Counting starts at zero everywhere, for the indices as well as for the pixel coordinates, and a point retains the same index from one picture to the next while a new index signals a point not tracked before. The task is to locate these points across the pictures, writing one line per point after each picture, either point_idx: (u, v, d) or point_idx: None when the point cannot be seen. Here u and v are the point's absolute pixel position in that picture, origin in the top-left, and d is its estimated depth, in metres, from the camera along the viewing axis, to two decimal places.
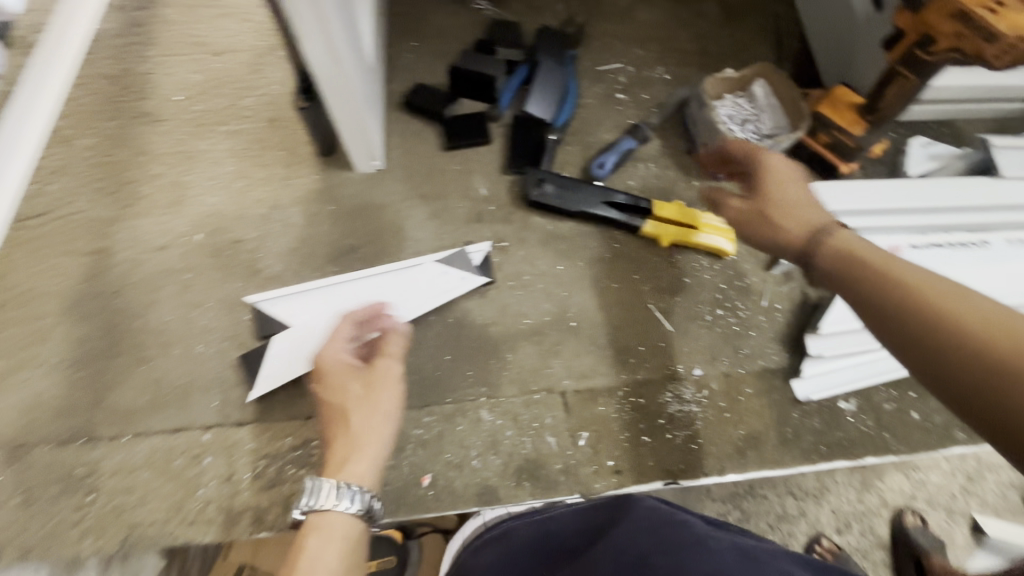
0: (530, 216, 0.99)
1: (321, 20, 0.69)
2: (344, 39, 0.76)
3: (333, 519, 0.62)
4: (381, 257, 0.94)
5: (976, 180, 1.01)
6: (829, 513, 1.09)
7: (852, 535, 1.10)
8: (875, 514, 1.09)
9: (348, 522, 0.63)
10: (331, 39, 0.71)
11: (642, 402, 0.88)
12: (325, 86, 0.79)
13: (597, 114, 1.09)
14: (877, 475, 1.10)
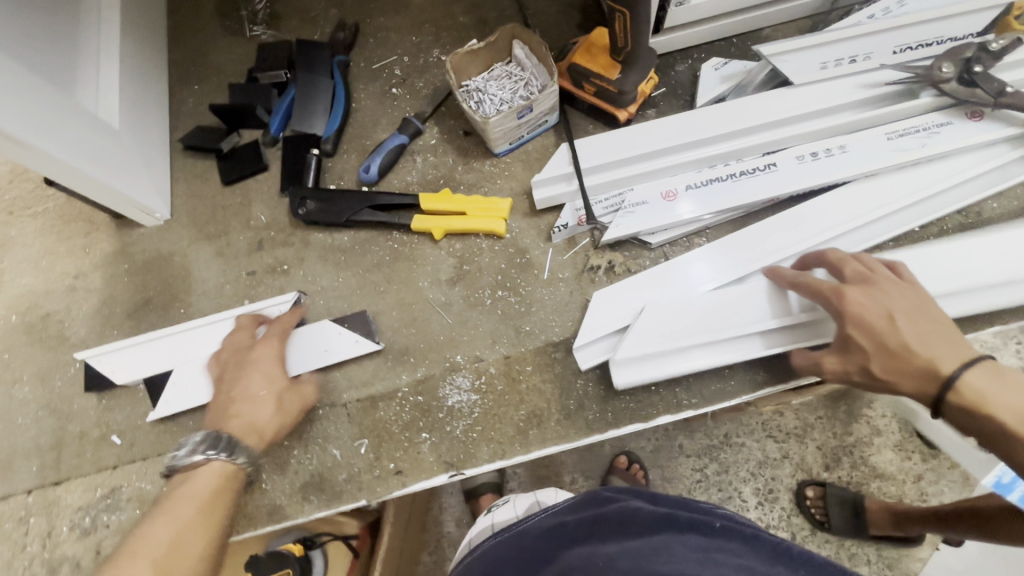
0: (309, 234, 1.00)
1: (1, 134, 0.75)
2: (25, 122, 0.78)
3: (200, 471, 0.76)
4: (172, 304, 0.99)
5: (763, 96, 0.93)
6: (813, 450, 1.35)
7: (844, 469, 1.34)
8: (865, 443, 1.34)
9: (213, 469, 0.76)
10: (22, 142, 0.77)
11: (421, 400, 0.89)
12: (54, 175, 0.86)
13: (373, 114, 1.07)
14: (863, 407, 1.34)
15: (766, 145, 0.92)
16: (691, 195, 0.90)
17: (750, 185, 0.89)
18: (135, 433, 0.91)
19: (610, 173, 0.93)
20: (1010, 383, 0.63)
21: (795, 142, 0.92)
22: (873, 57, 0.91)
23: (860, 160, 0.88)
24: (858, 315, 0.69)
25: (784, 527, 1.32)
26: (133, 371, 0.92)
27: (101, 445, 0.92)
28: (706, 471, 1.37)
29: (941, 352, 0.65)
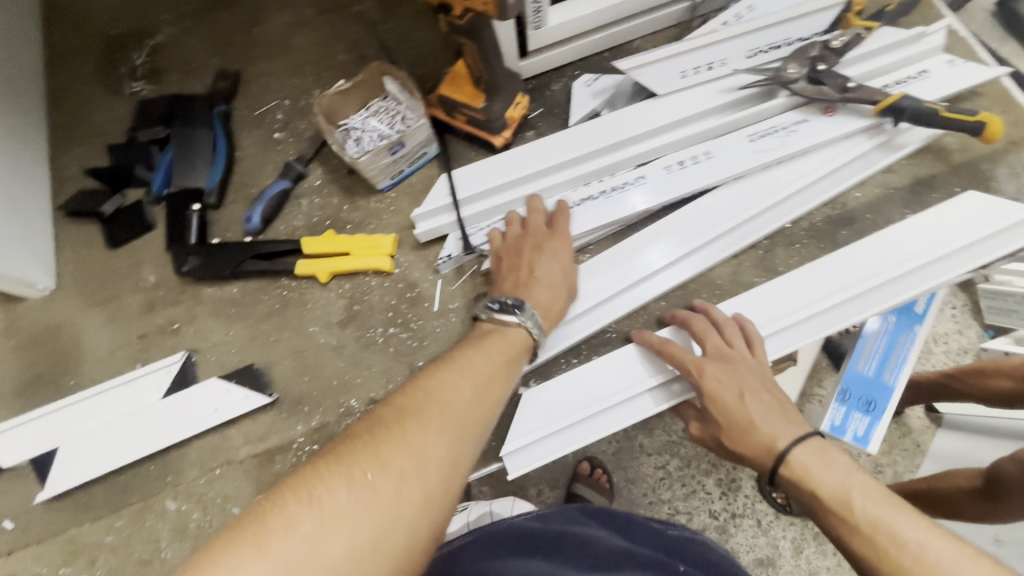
0: (198, 290, 0.99)
1: None
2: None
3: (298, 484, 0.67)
4: (62, 376, 0.97)
5: (629, 109, 0.95)
6: None
7: None
8: None
9: None
10: None
11: (318, 448, 0.88)
12: None
13: (257, 161, 1.07)
14: None
15: (637, 158, 0.94)
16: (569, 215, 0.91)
17: (624, 198, 0.90)
18: (28, 516, 0.88)
19: (490, 201, 0.94)
20: (836, 463, 0.67)
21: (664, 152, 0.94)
22: (729, 62, 0.94)
23: (726, 164, 0.90)
24: (714, 389, 0.73)
25: (750, 514, 1.39)
26: (20, 451, 0.89)
27: None
28: (668, 468, 1.42)
29: (770, 426, 0.70)
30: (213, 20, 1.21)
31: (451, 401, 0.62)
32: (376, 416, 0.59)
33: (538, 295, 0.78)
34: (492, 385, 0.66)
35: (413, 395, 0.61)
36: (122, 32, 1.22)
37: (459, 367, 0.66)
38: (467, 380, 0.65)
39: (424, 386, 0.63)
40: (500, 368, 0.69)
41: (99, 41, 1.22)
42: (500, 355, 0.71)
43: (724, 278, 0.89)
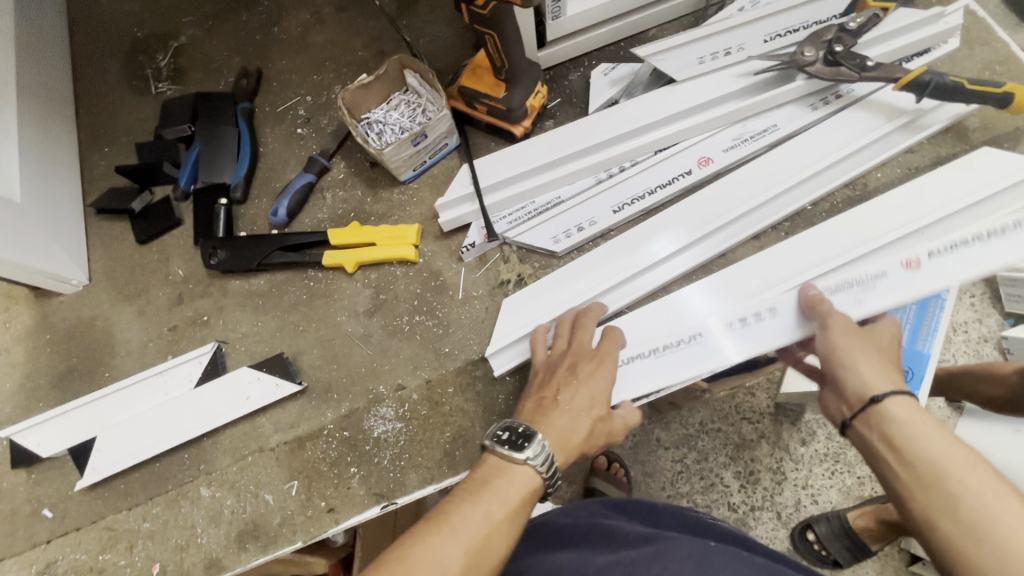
0: (226, 282, 1.01)
1: None
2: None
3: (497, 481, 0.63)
4: (96, 368, 0.99)
5: (648, 96, 0.96)
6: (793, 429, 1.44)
7: (821, 442, 1.44)
8: None
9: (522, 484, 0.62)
10: None
11: (347, 435, 0.89)
12: None
13: (281, 156, 1.09)
14: None
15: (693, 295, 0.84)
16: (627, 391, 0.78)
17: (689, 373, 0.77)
18: (67, 505, 0.91)
19: (511, 188, 0.96)
20: (961, 452, 0.52)
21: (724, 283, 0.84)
22: (746, 48, 0.94)
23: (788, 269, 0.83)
24: (833, 338, 0.63)
25: (769, 507, 1.41)
26: (61, 442, 0.92)
27: (33, 521, 0.91)
28: (685, 462, 1.45)
29: (875, 379, 0.58)
30: (235, 21, 1.23)
31: (450, 557, 0.54)
32: (389, 557, 0.54)
33: (552, 429, 0.67)
34: (507, 535, 0.58)
35: (426, 537, 0.55)
36: (146, 34, 1.25)
37: (482, 492, 0.60)
38: (482, 518, 0.58)
39: (440, 519, 0.57)
40: (515, 512, 0.59)
41: (123, 44, 1.25)
42: (517, 494, 0.61)
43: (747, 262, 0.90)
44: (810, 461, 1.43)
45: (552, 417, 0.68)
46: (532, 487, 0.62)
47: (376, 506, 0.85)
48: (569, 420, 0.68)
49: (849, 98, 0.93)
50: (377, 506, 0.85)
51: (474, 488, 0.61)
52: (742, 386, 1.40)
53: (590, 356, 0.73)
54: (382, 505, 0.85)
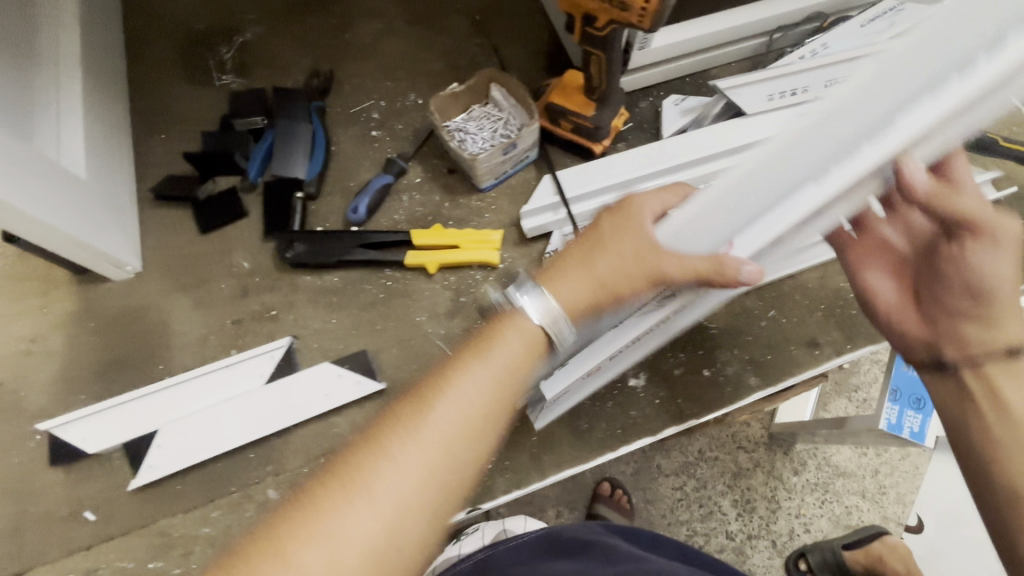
0: (296, 277, 0.98)
1: None
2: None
3: (503, 336, 0.56)
4: (149, 360, 0.93)
5: (719, 126, 1.04)
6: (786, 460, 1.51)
7: (812, 471, 1.51)
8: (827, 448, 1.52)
9: (526, 330, 0.57)
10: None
11: None
12: (24, 232, 0.81)
13: (354, 156, 1.09)
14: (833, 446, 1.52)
15: (760, 181, 0.57)
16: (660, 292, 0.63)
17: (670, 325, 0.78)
18: (114, 506, 0.83)
19: (593, 198, 0.99)
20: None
21: (800, 152, 0.53)
22: (810, 90, 1.03)
23: (867, 102, 0.49)
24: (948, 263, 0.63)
25: (765, 536, 1.47)
26: (111, 438, 0.85)
27: (72, 523, 0.83)
28: (685, 489, 1.48)
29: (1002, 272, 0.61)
30: (304, 22, 1.23)
31: (452, 420, 0.50)
32: (376, 426, 0.50)
33: (562, 294, 0.59)
34: (498, 401, 0.53)
35: (407, 411, 0.51)
36: (208, 25, 1.23)
37: (473, 355, 0.55)
38: (475, 385, 0.52)
39: (433, 385, 0.53)
40: (508, 374, 0.54)
41: (181, 33, 1.22)
42: (518, 355, 0.55)
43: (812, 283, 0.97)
44: (803, 490, 1.50)
45: (563, 277, 0.60)
46: (534, 340, 0.57)
47: (462, 511, 0.83)
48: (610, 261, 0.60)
49: None
50: (462, 510, 0.84)
51: (469, 351, 0.55)
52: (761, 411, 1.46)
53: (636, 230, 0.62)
54: (468, 511, 0.84)
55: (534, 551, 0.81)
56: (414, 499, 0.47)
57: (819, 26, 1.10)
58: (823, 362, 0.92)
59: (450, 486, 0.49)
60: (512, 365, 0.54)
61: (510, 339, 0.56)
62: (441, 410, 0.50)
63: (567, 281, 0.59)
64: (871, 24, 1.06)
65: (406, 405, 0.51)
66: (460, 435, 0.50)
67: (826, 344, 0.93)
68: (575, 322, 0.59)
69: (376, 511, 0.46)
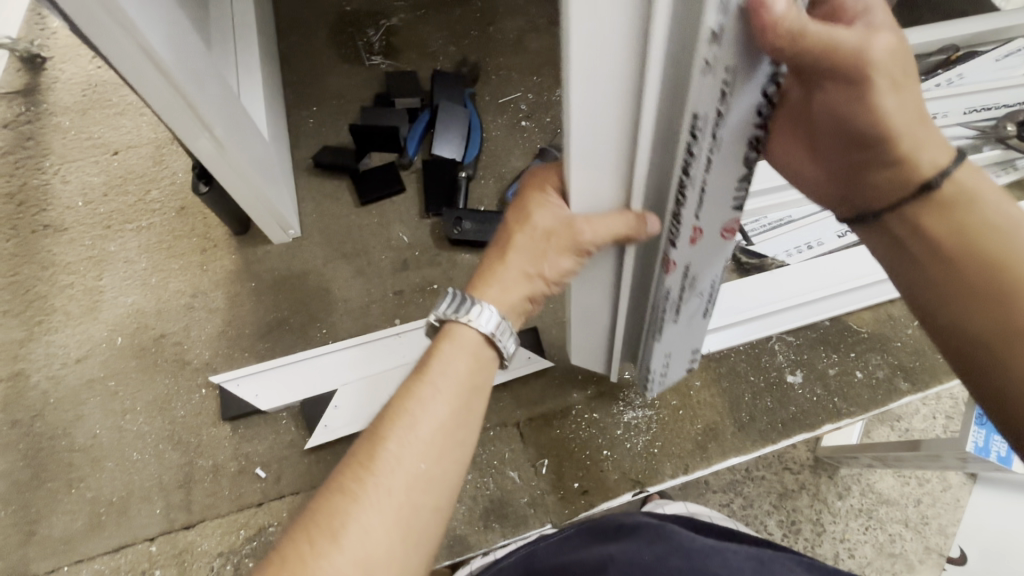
0: (456, 254, 1.00)
1: (185, 102, 0.72)
2: (204, 93, 0.75)
3: (447, 349, 0.55)
4: (312, 324, 0.93)
5: None
6: None
7: None
8: None
9: (473, 343, 0.55)
10: (202, 117, 0.75)
11: (596, 416, 0.88)
12: (212, 166, 0.82)
13: (505, 144, 1.12)
14: None
15: (590, 168, 0.47)
16: (691, 260, 0.57)
17: (698, 277, 0.60)
18: (284, 465, 0.82)
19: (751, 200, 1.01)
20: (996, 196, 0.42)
21: (604, 137, 0.43)
22: (950, 115, 1.08)
23: (599, 100, 0.40)
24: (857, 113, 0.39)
25: None
26: (284, 396, 0.85)
27: (241, 480, 0.82)
28: None
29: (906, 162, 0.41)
30: (449, 15, 1.27)
31: (404, 464, 0.48)
32: (336, 483, 0.48)
33: (506, 296, 0.57)
34: (465, 413, 0.53)
35: (360, 455, 0.48)
36: (356, 9, 1.26)
37: (423, 383, 0.52)
38: (431, 415, 0.51)
39: (386, 423, 0.50)
40: (468, 382, 0.54)
41: (330, 14, 1.25)
42: (473, 359, 0.55)
43: None
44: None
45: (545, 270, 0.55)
46: (484, 345, 0.56)
47: (631, 492, 0.83)
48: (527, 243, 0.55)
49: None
50: (631, 492, 0.84)
51: (417, 379, 0.53)
52: None
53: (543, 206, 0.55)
54: (636, 492, 0.83)
55: (585, 543, 0.63)
56: (392, 509, 0.46)
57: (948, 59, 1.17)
58: None
59: (414, 509, 0.48)
60: (476, 367, 0.55)
61: (469, 335, 0.55)
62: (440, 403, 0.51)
63: (533, 259, 0.56)
64: (1003, 60, 1.15)
65: (350, 467, 0.48)
66: (419, 444, 0.49)
67: None
68: (517, 320, 0.59)
69: (349, 559, 0.44)
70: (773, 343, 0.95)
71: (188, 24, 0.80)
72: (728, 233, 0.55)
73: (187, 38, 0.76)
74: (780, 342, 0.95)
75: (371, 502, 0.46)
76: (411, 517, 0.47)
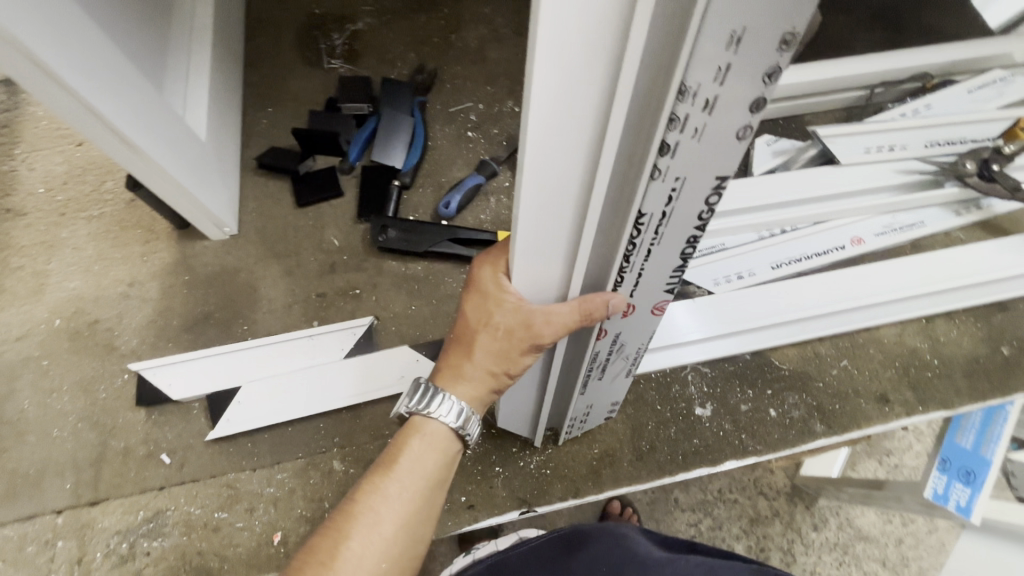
0: (382, 261, 1.02)
1: (112, 130, 0.76)
2: (121, 105, 0.77)
3: (413, 443, 0.59)
4: (235, 320, 0.97)
5: (814, 171, 1.03)
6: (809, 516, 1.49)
7: (829, 530, 1.49)
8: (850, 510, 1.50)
9: (443, 434, 0.60)
10: (130, 143, 0.79)
11: (494, 432, 0.89)
12: (144, 180, 0.86)
13: (448, 154, 1.12)
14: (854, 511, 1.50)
15: (538, 218, 0.42)
16: (623, 329, 0.57)
17: (626, 343, 0.61)
18: (188, 453, 0.87)
19: None
20: None
21: (554, 185, 0.39)
22: (908, 148, 1.02)
23: (559, 132, 0.35)
24: None
25: None
26: (197, 388, 0.89)
27: (147, 464, 0.86)
28: (699, 529, 1.45)
29: None
30: (414, 21, 1.28)
31: (366, 563, 0.54)
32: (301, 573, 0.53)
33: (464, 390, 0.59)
34: (427, 508, 0.59)
35: (328, 549, 0.54)
36: (325, 12, 1.28)
37: (389, 479, 0.58)
38: (394, 511, 0.57)
39: (351, 517, 0.56)
40: (433, 477, 0.59)
41: (299, 16, 1.28)
42: (435, 458, 0.59)
43: (890, 339, 0.97)
44: (821, 547, 1.47)
45: (506, 361, 0.56)
46: (448, 442, 0.60)
47: (515, 510, 0.84)
48: (491, 335, 0.55)
49: (989, 212, 1.04)
50: (516, 510, 0.85)
51: (381, 475, 0.58)
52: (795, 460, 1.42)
53: (498, 308, 0.53)
54: (520, 512, 0.84)
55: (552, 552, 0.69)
56: None
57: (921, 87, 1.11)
58: (891, 421, 0.91)
59: None
60: (437, 467, 0.59)
61: (436, 437, 0.59)
62: (397, 504, 0.57)
63: (495, 350, 0.56)
64: (977, 92, 1.09)
65: (319, 556, 0.54)
66: (376, 545, 0.55)
67: (897, 402, 0.93)
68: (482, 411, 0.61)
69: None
70: (687, 373, 0.94)
71: (118, 33, 0.81)
72: (657, 310, 0.56)
73: (112, 50, 0.76)
74: (693, 372, 0.94)
75: None
76: None
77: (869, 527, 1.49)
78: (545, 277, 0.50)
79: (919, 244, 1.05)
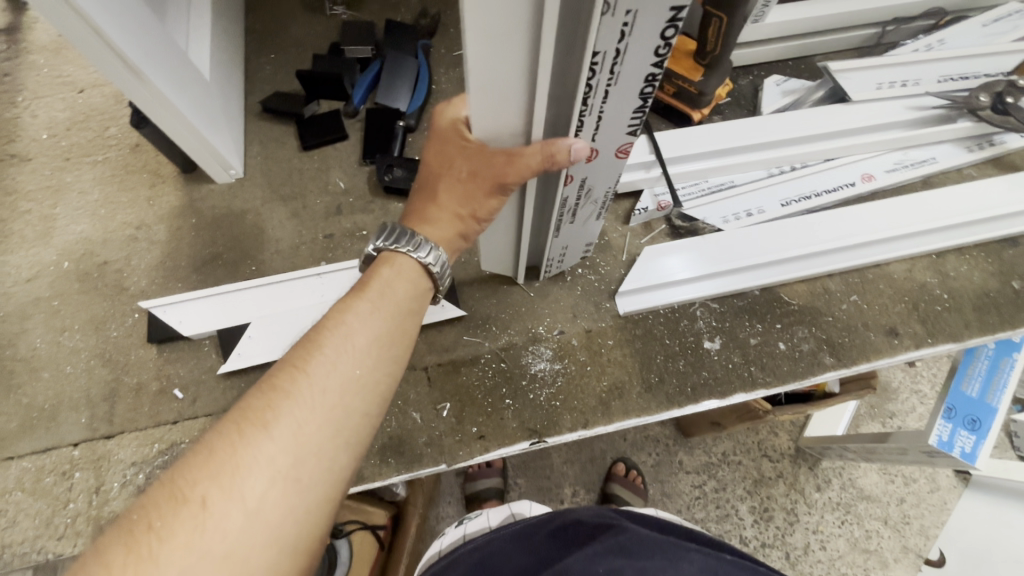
0: (388, 203, 1.01)
1: (119, 57, 0.75)
2: (127, 34, 0.76)
3: (388, 271, 0.60)
4: (243, 261, 0.97)
5: (824, 108, 1.01)
6: (812, 474, 1.49)
7: (834, 489, 1.49)
8: (854, 468, 1.50)
9: (415, 270, 0.61)
10: (137, 72, 0.78)
11: (504, 366, 0.89)
12: (153, 116, 0.85)
13: (453, 98, 1.11)
14: (858, 470, 1.51)
15: (491, 58, 0.43)
16: (587, 173, 0.62)
17: (593, 189, 0.66)
18: (200, 388, 0.87)
19: (692, 163, 0.98)
20: None
21: (503, 15, 0.40)
22: (922, 83, 1.02)
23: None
24: None
25: (780, 546, 1.44)
26: (207, 324, 0.89)
27: (160, 399, 0.87)
28: (704, 488, 1.47)
29: None
30: None
31: (339, 368, 0.51)
32: (267, 384, 0.50)
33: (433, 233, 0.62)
34: (400, 331, 0.57)
35: (297, 360, 0.51)
36: None
37: (360, 300, 0.56)
38: (367, 327, 0.55)
39: (322, 333, 0.54)
40: (404, 304, 0.59)
41: None
42: (406, 283, 0.60)
43: (899, 274, 0.97)
44: (824, 507, 1.47)
45: (472, 201, 0.60)
46: (418, 274, 0.61)
47: (527, 440, 0.85)
48: (456, 176, 0.59)
49: (1001, 148, 1.03)
50: (526, 441, 0.85)
51: (353, 297, 0.57)
52: (800, 415, 1.42)
53: (466, 149, 0.57)
54: (531, 443, 0.85)
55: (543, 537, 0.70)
56: (326, 403, 0.49)
57: (933, 23, 1.09)
58: (899, 353, 0.91)
59: (348, 405, 0.50)
60: (408, 294, 0.59)
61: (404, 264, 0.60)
62: (371, 319, 0.55)
63: (462, 193, 0.60)
64: (991, 26, 1.08)
65: (286, 368, 0.51)
66: (349, 353, 0.52)
67: (906, 335, 0.93)
68: (453, 257, 0.65)
69: (281, 445, 0.46)
70: (696, 308, 0.94)
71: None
72: (622, 153, 0.60)
73: None
74: (702, 307, 0.94)
75: (297, 400, 0.48)
76: (345, 414, 0.50)
77: (873, 485, 1.49)
78: (503, 121, 0.52)
79: (929, 181, 1.04)
